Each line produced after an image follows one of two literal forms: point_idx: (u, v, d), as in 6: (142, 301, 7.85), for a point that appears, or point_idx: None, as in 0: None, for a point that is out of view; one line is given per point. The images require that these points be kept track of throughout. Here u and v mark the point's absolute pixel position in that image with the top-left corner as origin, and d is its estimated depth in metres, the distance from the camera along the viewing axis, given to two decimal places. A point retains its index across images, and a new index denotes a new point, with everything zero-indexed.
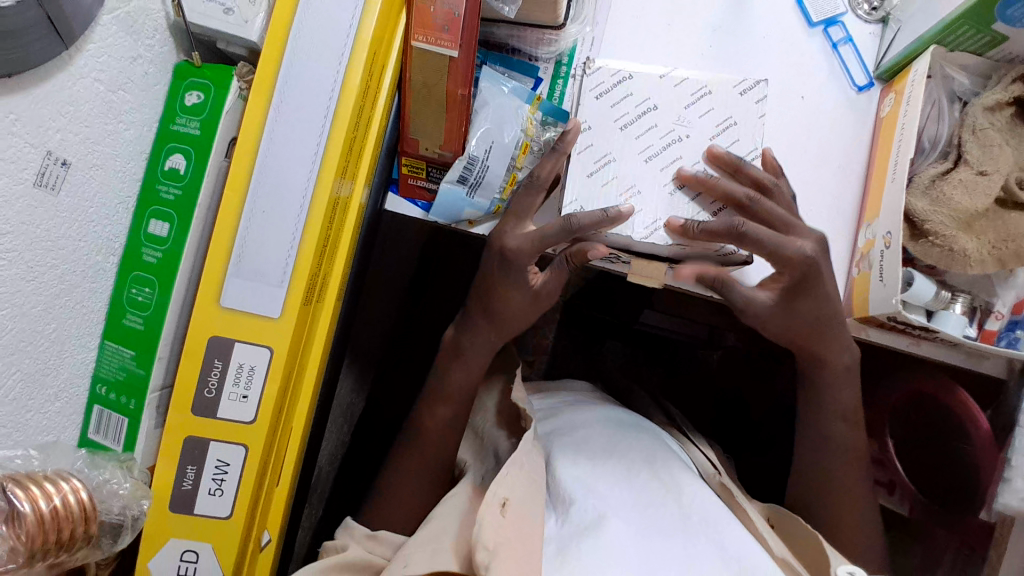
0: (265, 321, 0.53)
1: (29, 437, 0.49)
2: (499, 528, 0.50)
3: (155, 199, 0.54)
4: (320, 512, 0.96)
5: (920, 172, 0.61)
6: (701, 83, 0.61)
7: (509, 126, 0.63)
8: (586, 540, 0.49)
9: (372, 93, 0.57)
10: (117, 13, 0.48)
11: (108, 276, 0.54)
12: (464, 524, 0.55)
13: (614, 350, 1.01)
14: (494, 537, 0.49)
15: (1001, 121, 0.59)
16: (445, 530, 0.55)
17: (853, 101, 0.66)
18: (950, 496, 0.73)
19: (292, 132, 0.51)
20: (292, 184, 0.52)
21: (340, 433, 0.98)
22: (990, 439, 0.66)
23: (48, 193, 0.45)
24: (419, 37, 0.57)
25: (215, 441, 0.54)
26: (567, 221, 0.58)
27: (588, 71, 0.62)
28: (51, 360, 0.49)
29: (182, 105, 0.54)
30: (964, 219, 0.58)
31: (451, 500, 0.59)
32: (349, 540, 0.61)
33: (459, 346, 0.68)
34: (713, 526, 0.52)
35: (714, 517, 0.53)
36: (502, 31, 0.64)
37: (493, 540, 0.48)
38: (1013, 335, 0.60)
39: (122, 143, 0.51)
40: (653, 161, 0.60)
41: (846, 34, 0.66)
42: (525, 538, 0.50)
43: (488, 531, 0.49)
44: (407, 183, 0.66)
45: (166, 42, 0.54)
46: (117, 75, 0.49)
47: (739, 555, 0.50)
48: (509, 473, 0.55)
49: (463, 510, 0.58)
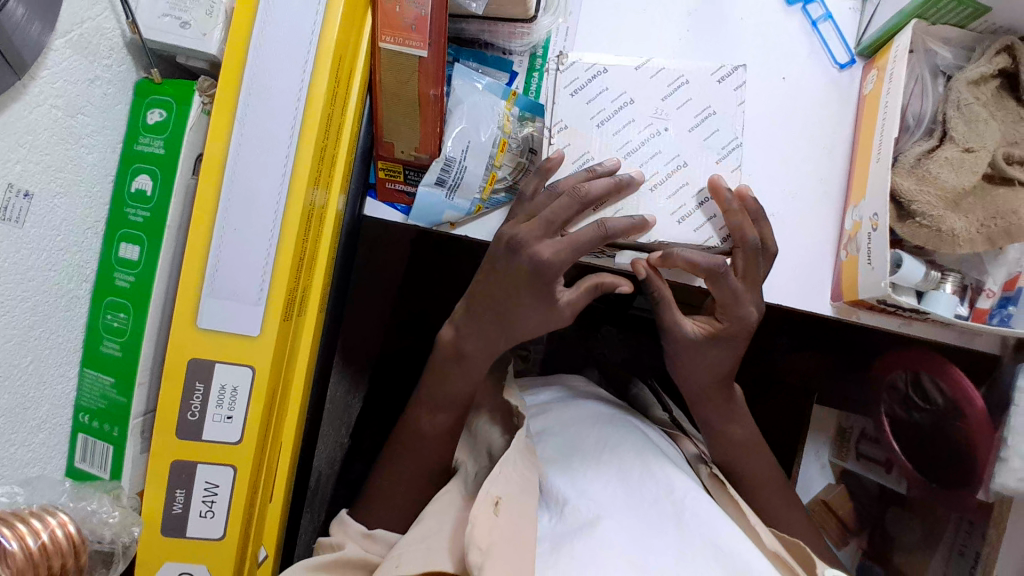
0: (246, 340, 0.52)
1: (15, 472, 0.48)
2: (492, 527, 0.49)
3: (124, 223, 0.53)
4: (320, 517, 0.93)
5: (905, 151, 0.60)
6: (678, 72, 0.62)
7: (484, 125, 0.61)
8: (579, 539, 0.48)
9: (341, 100, 0.56)
10: (70, 36, 0.46)
11: (81, 304, 0.53)
12: (459, 523, 0.55)
13: (608, 336, 1.00)
14: (486, 537, 0.48)
15: (986, 95, 0.58)
16: (438, 530, 0.54)
17: (836, 80, 0.65)
18: (944, 473, 0.72)
19: (260, 146, 0.50)
20: (262, 199, 0.50)
21: (337, 434, 0.95)
22: (985, 416, 0.65)
23: (12, 227, 0.44)
24: (387, 38, 0.55)
25: (203, 463, 0.53)
26: (602, 227, 0.56)
27: (561, 67, 0.62)
28: (30, 394, 0.49)
29: (145, 124, 0.53)
30: (951, 198, 0.56)
31: (444, 498, 0.59)
32: (346, 537, 0.60)
33: (462, 352, 0.63)
34: (707, 524, 0.51)
35: (707, 510, 0.52)
36: (473, 27, 0.62)
37: (486, 539, 0.48)
38: (1005, 312, 0.59)
39: (86, 168, 0.50)
40: (631, 158, 0.61)
41: (825, 11, 0.65)
42: (519, 537, 0.49)
43: (480, 531, 0.49)
44: (385, 188, 0.65)
45: (124, 60, 0.52)
46: (74, 99, 0.48)
47: (734, 549, 0.49)
48: (503, 469, 0.55)
49: (458, 509, 0.57)
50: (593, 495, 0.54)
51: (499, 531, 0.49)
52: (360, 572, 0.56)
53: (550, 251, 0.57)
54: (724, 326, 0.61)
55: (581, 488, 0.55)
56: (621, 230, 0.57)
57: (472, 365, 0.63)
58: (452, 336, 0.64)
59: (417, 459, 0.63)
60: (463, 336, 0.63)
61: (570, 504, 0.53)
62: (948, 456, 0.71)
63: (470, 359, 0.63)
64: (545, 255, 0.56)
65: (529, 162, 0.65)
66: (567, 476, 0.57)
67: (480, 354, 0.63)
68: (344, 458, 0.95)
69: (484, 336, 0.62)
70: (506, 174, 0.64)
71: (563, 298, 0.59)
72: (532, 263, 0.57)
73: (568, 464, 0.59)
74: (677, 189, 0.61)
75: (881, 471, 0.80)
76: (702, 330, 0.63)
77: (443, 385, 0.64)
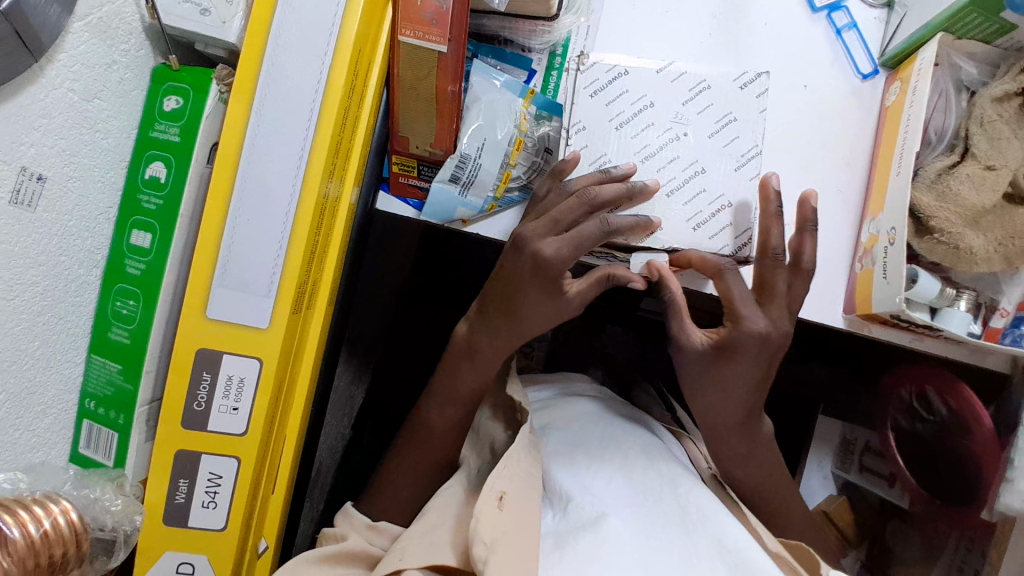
0: (255, 332, 0.51)
1: (19, 456, 0.48)
2: (496, 522, 0.49)
3: (136, 209, 0.52)
4: (321, 505, 0.91)
5: (926, 165, 0.59)
6: (700, 77, 0.62)
7: (501, 122, 0.60)
8: (583, 537, 0.48)
9: (358, 94, 0.55)
10: (89, 19, 0.46)
11: (91, 289, 0.52)
12: (462, 518, 0.55)
13: (616, 337, 0.99)
14: (491, 532, 0.48)
15: (1009, 113, 0.56)
16: (441, 523, 0.54)
17: (858, 90, 0.64)
18: (951, 489, 0.71)
19: (275, 140, 0.49)
20: (277, 190, 0.50)
21: (339, 425, 0.94)
22: (993, 437, 0.64)
23: (23, 210, 0.43)
24: (407, 31, 0.55)
25: (207, 454, 0.53)
26: (604, 221, 0.55)
27: (582, 67, 0.61)
28: (37, 378, 0.48)
29: (160, 111, 0.52)
30: (971, 215, 0.56)
31: (448, 491, 0.59)
32: (350, 528, 0.59)
33: (472, 347, 0.63)
34: (712, 521, 0.51)
35: (713, 510, 0.52)
36: (493, 22, 0.61)
37: (490, 534, 0.48)
38: (1018, 332, 0.58)
39: (100, 152, 0.50)
40: (649, 162, 0.61)
41: (850, 19, 0.64)
42: (523, 531, 0.49)
43: (484, 525, 0.48)
44: (399, 182, 0.64)
45: (142, 45, 0.52)
46: (91, 84, 0.47)
47: (736, 548, 0.48)
48: (508, 465, 0.54)
49: (460, 503, 0.57)
50: (596, 491, 0.53)
51: (504, 525, 0.49)
52: (360, 564, 0.56)
53: (552, 248, 0.56)
54: (726, 331, 0.59)
55: (586, 482, 0.54)
56: (627, 228, 0.56)
57: (483, 361, 0.63)
58: (465, 331, 0.64)
59: (422, 453, 0.63)
60: (476, 333, 0.63)
61: (573, 501, 0.53)
62: (948, 472, 0.71)
63: (479, 354, 0.62)
64: (546, 252, 0.56)
65: (544, 163, 0.65)
66: (572, 469, 0.57)
67: (487, 349, 0.62)
68: (345, 448, 0.94)
69: (497, 332, 0.61)
70: (520, 172, 0.64)
71: (572, 289, 0.59)
72: (535, 259, 0.56)
73: (573, 457, 0.58)
74: (694, 195, 0.60)
75: (884, 485, 0.80)
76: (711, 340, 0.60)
77: (451, 379, 0.64)
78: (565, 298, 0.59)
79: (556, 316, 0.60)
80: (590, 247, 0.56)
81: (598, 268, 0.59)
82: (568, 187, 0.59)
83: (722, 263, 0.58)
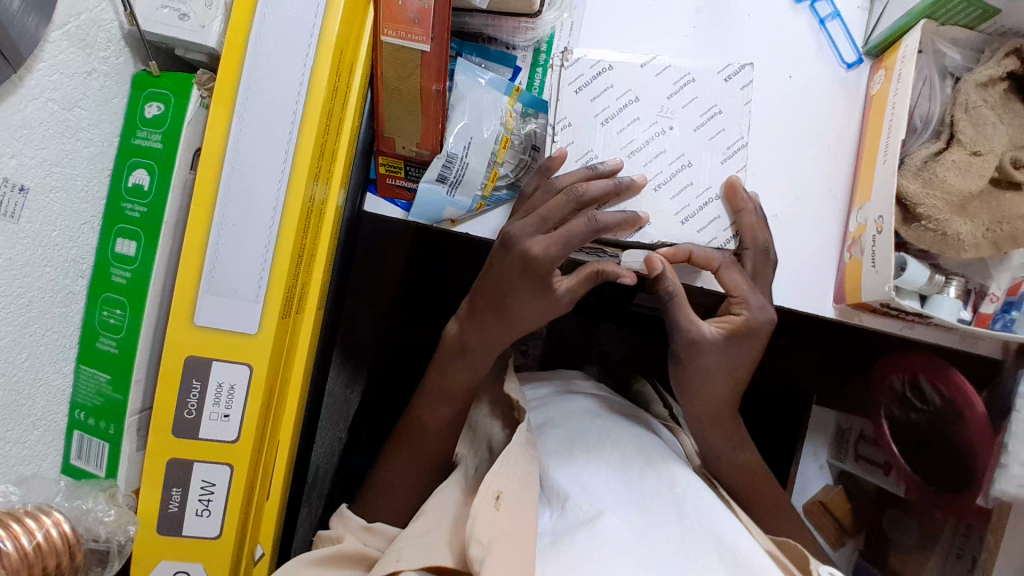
0: (243, 338, 0.51)
1: (10, 469, 0.48)
2: (494, 522, 0.48)
3: (121, 218, 0.52)
4: (320, 509, 0.90)
5: (912, 152, 0.59)
6: (684, 70, 0.61)
7: (487, 120, 0.60)
8: (580, 536, 0.48)
9: (341, 96, 0.55)
10: (66, 28, 0.45)
11: (78, 299, 0.52)
12: (459, 518, 0.55)
13: (609, 333, 0.99)
14: (488, 532, 0.47)
15: (994, 98, 0.57)
16: (438, 524, 0.54)
17: (842, 79, 0.64)
18: (946, 475, 0.71)
19: (258, 145, 0.49)
20: (262, 194, 0.50)
21: (335, 429, 0.93)
22: (986, 422, 0.65)
23: (6, 221, 0.43)
24: (389, 31, 0.54)
25: (199, 462, 0.53)
26: (592, 218, 0.56)
27: (566, 63, 0.60)
28: (26, 391, 0.48)
29: (142, 118, 0.52)
30: (957, 202, 0.56)
31: (444, 492, 0.59)
32: (346, 531, 0.59)
33: (464, 347, 0.62)
34: (706, 514, 0.51)
35: (708, 503, 0.52)
36: (477, 20, 0.61)
37: (487, 534, 0.47)
38: (1008, 317, 0.59)
39: (82, 162, 0.49)
40: (636, 156, 0.60)
41: (833, 9, 0.64)
42: (520, 530, 0.49)
43: (480, 525, 0.48)
44: (386, 183, 0.64)
45: (122, 53, 0.51)
46: (71, 92, 0.47)
47: (732, 542, 0.48)
48: (504, 464, 0.54)
49: (457, 502, 0.57)
50: (593, 488, 0.53)
51: (500, 525, 0.48)
52: (357, 565, 0.55)
53: (540, 247, 0.56)
54: (738, 321, 0.61)
55: (583, 479, 0.54)
56: (614, 225, 0.57)
57: (475, 361, 0.62)
58: (457, 331, 0.64)
59: (419, 454, 0.63)
60: (468, 332, 0.62)
61: (570, 501, 0.52)
62: (945, 459, 0.71)
63: (471, 354, 0.62)
64: (535, 251, 0.56)
65: (531, 160, 0.65)
66: (568, 468, 0.57)
67: (479, 350, 0.62)
68: (342, 451, 0.94)
69: (489, 330, 0.61)
70: (508, 170, 0.64)
71: (562, 287, 0.59)
72: (524, 259, 0.57)
73: (569, 456, 0.58)
74: (681, 189, 0.60)
75: (881, 473, 0.80)
76: (722, 330, 0.61)
77: (444, 378, 0.64)
78: (555, 295, 0.58)
79: (547, 312, 0.60)
80: (579, 244, 0.57)
81: (587, 264, 0.58)
82: (554, 184, 0.58)
83: (719, 257, 0.60)
